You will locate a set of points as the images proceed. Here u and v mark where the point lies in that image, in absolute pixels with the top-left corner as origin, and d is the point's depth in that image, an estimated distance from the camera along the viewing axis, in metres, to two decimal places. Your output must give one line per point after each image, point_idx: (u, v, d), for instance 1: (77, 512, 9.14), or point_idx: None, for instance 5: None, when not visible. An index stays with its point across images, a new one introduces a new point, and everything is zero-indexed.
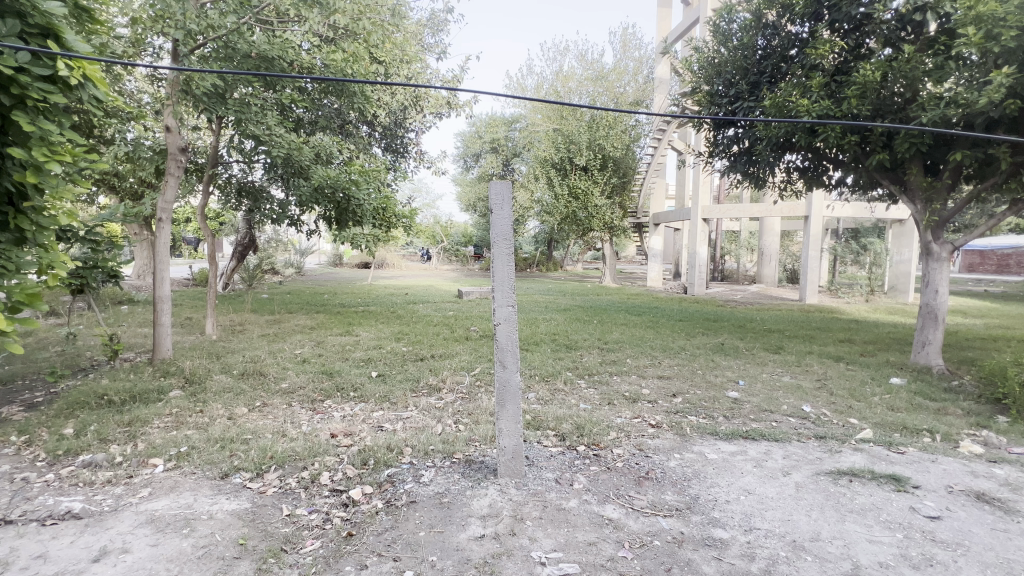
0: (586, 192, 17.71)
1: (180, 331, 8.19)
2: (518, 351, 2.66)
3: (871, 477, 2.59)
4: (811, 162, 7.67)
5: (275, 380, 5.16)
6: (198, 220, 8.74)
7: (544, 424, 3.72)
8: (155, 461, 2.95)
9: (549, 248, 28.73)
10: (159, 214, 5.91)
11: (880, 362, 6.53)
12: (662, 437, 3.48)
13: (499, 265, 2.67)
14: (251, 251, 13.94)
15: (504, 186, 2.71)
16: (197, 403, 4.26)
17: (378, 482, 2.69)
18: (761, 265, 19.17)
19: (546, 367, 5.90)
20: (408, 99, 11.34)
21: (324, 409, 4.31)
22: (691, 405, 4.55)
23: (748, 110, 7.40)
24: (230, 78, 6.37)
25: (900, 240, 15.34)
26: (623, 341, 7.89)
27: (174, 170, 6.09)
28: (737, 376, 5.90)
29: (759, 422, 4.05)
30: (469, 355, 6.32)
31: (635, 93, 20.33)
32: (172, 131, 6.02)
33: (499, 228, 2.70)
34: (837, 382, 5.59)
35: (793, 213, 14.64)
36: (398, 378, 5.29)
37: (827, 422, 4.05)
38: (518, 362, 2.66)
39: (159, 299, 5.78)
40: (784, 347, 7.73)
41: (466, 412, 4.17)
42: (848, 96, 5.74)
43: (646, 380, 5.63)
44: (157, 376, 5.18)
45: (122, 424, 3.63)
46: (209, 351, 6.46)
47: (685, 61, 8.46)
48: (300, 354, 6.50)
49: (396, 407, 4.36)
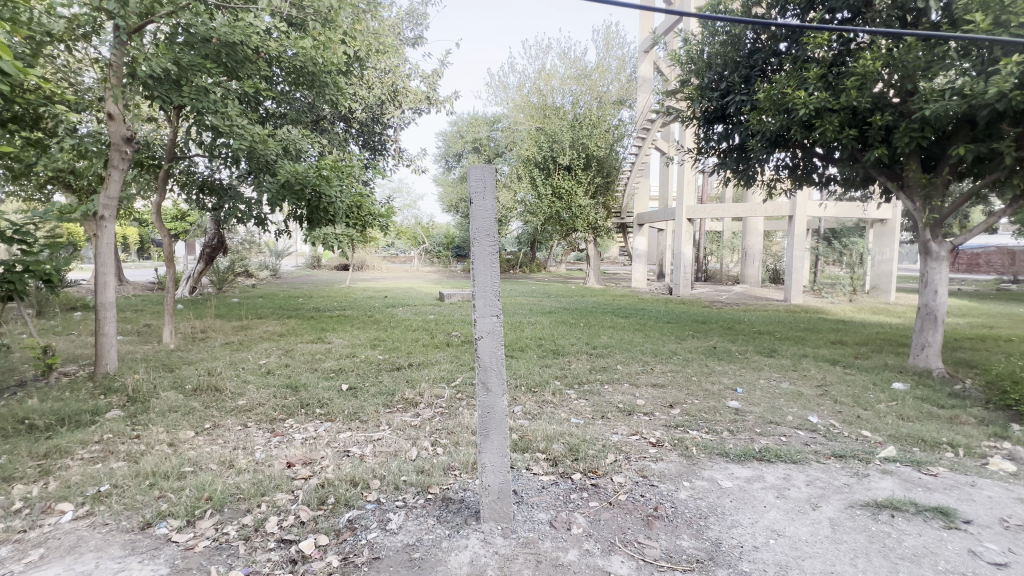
0: (570, 191, 17.43)
1: (135, 340, 7.53)
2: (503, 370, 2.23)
3: (915, 511, 2.24)
4: (803, 159, 7.45)
5: (232, 396, 4.62)
6: (153, 219, 7.56)
7: (533, 445, 3.30)
8: (63, 507, 2.45)
9: (532, 249, 28.45)
10: (102, 211, 5.30)
11: (878, 366, 6.28)
12: (667, 459, 3.10)
13: (482, 266, 2.25)
14: (219, 254, 13.26)
15: (487, 171, 2.28)
16: (134, 427, 3.71)
17: (336, 531, 2.24)
18: (744, 265, 19.17)
19: (533, 376, 5.50)
20: (386, 93, 10.89)
21: (284, 430, 3.82)
22: (690, 418, 4.19)
23: (740, 104, 7.24)
24: (184, 62, 5.82)
25: (883, 239, 15.42)
26: (612, 346, 7.53)
27: (119, 162, 5.42)
28: (734, 383, 5.59)
29: (767, 437, 3.71)
30: (449, 364, 5.87)
31: (618, 92, 20.49)
32: (115, 119, 5.30)
33: (481, 220, 2.27)
34: (839, 388, 5.30)
35: (777, 213, 14.51)
36: (371, 391, 4.80)
37: (839, 436, 3.74)
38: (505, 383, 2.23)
39: (102, 306, 5.16)
40: (778, 350, 7.47)
41: (445, 431, 3.73)
42: (846, 88, 5.52)
43: (640, 389, 5.25)
44: (97, 393, 4.61)
45: (35, 457, 3.07)
46: (163, 363, 5.89)
47: (672, 54, 8.20)
48: (265, 364, 5.95)
49: (366, 426, 3.88)
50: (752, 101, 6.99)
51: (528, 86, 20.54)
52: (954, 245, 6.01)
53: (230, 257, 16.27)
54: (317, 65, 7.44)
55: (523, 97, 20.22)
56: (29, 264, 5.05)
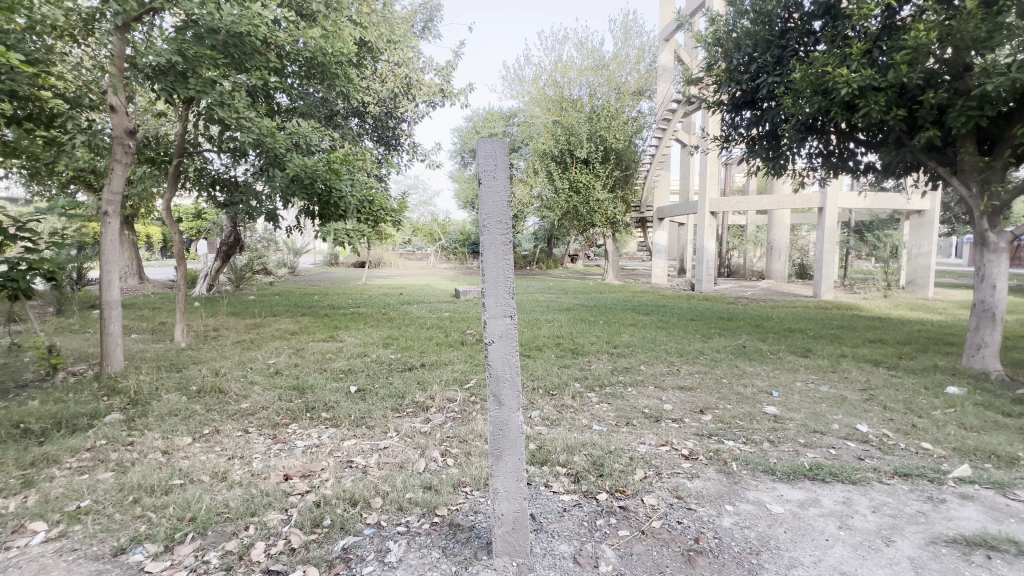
0: (588, 185, 16.98)
1: (148, 339, 7.44)
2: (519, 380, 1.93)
3: (1016, 553, 1.93)
4: (839, 145, 6.97)
5: (236, 399, 4.40)
6: (163, 216, 7.43)
7: (552, 458, 3.00)
8: (36, 525, 2.25)
9: (549, 245, 28.13)
10: (105, 207, 5.08)
11: (927, 369, 5.77)
12: (704, 476, 2.75)
13: (493, 258, 1.95)
14: (236, 252, 13.28)
15: (500, 145, 1.97)
16: (130, 432, 3.51)
17: (329, 562, 1.99)
18: (770, 260, 18.47)
19: (551, 377, 5.18)
20: (399, 85, 10.68)
21: (285, 437, 3.58)
22: (724, 426, 3.82)
23: (772, 86, 6.77)
24: (189, 52, 5.64)
25: (920, 231, 14.65)
26: (634, 344, 7.15)
27: (122, 156, 5.25)
28: (769, 386, 5.17)
29: (814, 449, 3.32)
30: (463, 364, 5.59)
31: (637, 82, 19.91)
32: (117, 110, 5.14)
33: (492, 204, 1.97)
34: (886, 392, 4.85)
35: (805, 204, 13.80)
36: (380, 394, 4.54)
37: (896, 450, 3.33)
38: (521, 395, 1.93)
39: (107, 305, 5.03)
40: (813, 350, 6.99)
41: (457, 439, 3.45)
42: (895, 63, 5.04)
43: (667, 393, 4.88)
44: (100, 395, 4.46)
45: (20, 467, 2.88)
46: (171, 363, 5.75)
47: (697, 36, 7.76)
48: (274, 364, 5.75)
49: (372, 433, 3.61)
50: (787, 83, 6.52)
51: (544, 79, 20.14)
52: (1016, 235, 5.46)
53: (247, 255, 16.33)
54: (327, 56, 7.22)
55: (539, 90, 19.86)
56: (33, 262, 4.88)
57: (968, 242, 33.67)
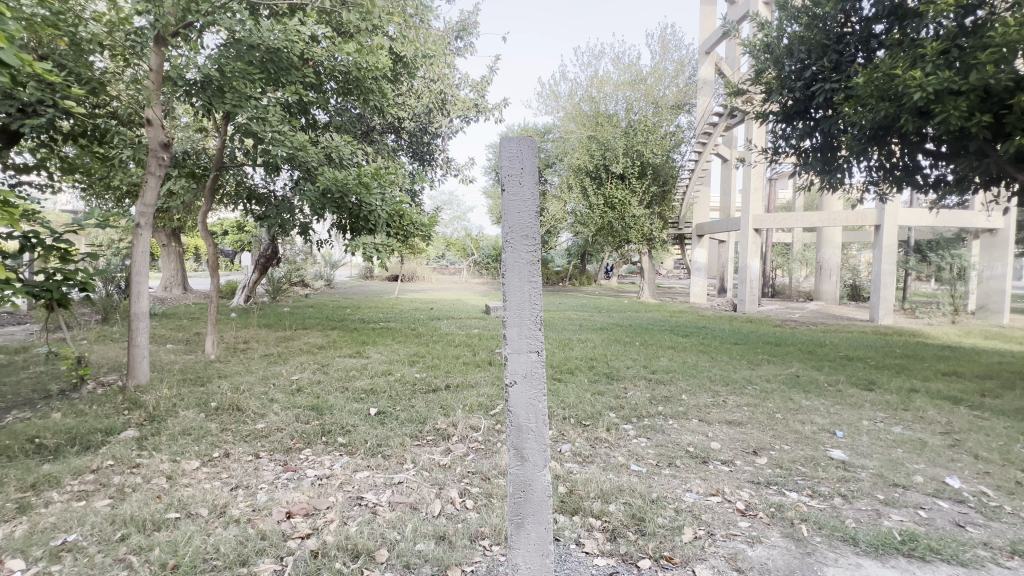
0: (623, 201, 16.53)
1: (181, 350, 7.49)
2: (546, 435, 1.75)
3: None
4: (903, 157, 6.40)
5: (252, 419, 4.22)
6: (199, 228, 7.53)
7: (584, 506, 2.64)
8: (15, 562, 2.07)
9: (582, 261, 27.70)
10: (138, 219, 5.11)
11: (1021, 412, 5.03)
12: (767, 541, 2.31)
13: (516, 279, 1.75)
14: (273, 264, 13.62)
15: (526, 144, 1.76)
16: (139, 453, 3.35)
17: None
18: (818, 280, 17.38)
19: (585, 406, 4.78)
20: (433, 101, 10.72)
21: (297, 464, 3.35)
22: (784, 473, 3.32)
23: (830, 92, 6.25)
24: (229, 68, 5.72)
25: (992, 251, 13.44)
26: (674, 370, 6.64)
27: (156, 169, 5.28)
28: (830, 424, 4.60)
29: (899, 509, 2.80)
30: (489, 387, 5.27)
31: (676, 95, 19.45)
32: (153, 124, 5.19)
33: (516, 213, 1.76)
34: (975, 438, 4.22)
35: (861, 221, 12.87)
36: (400, 417, 4.27)
37: (1003, 516, 2.79)
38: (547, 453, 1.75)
39: (136, 316, 5.04)
40: (878, 382, 6.27)
41: (479, 476, 3.13)
42: (978, 63, 4.49)
43: (713, 428, 4.38)
44: (121, 409, 4.36)
45: (20, 488, 2.75)
46: (197, 375, 5.71)
47: (744, 43, 7.34)
48: (296, 381, 5.59)
49: (388, 463, 3.32)
50: (846, 89, 6.02)
51: (579, 94, 19.98)
52: None
53: (284, 268, 16.70)
54: (363, 71, 7.20)
55: (575, 105, 19.68)
56: (68, 272, 4.88)
57: None
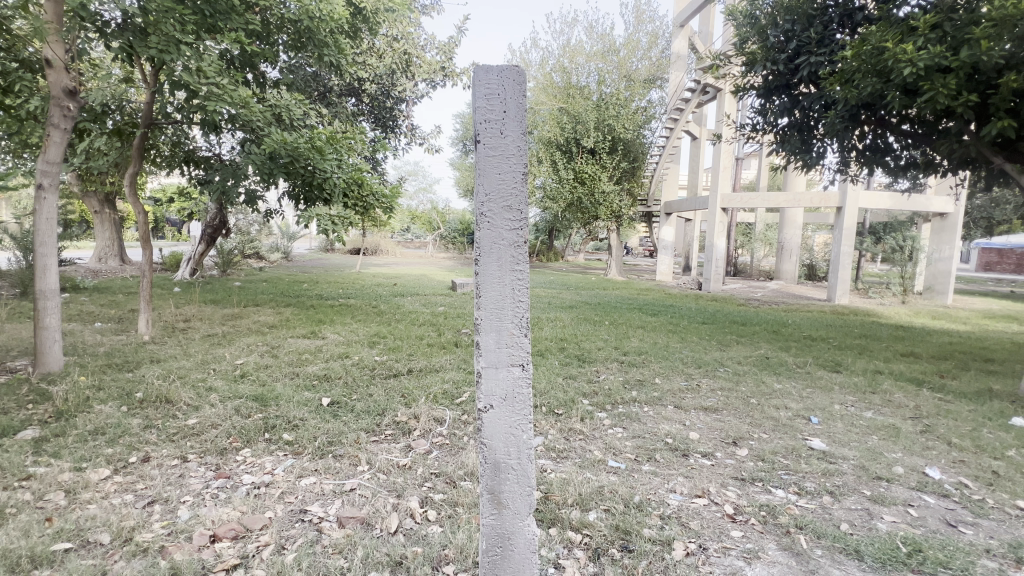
0: (593, 176, 16.24)
1: (111, 329, 6.71)
2: (527, 478, 1.67)
3: None
4: (876, 138, 6.33)
5: (183, 412, 3.70)
6: (126, 191, 6.63)
7: (563, 517, 2.36)
8: None
9: (550, 237, 27.47)
10: (40, 180, 4.35)
11: (981, 395, 5.12)
12: (765, 557, 2.12)
13: (495, 267, 1.58)
14: (221, 235, 12.69)
15: (510, 80, 1.54)
16: (35, 460, 2.81)
17: None
18: (779, 260, 17.79)
19: (558, 392, 4.49)
20: (397, 61, 9.90)
21: (231, 469, 2.90)
22: (768, 467, 3.14)
23: (815, 65, 5.99)
24: (151, 2, 4.77)
25: (941, 235, 14.00)
26: (646, 352, 6.47)
27: (60, 121, 4.47)
28: (804, 409, 4.51)
29: (890, 508, 2.67)
30: (456, 372, 4.90)
31: (648, 69, 19.07)
32: (54, 66, 4.39)
33: (496, 180, 1.57)
34: (944, 423, 4.21)
35: (824, 203, 13.05)
36: (356, 409, 3.85)
37: (991, 513, 2.71)
38: (529, 499, 1.69)
39: (42, 294, 4.36)
40: (843, 364, 6.32)
41: (443, 480, 2.78)
42: (971, 36, 4.32)
43: (690, 416, 4.20)
44: (24, 403, 3.74)
45: None
46: (125, 359, 5.07)
47: (726, 12, 6.99)
48: (240, 366, 5.04)
49: (340, 466, 2.91)
50: (832, 63, 5.77)
51: (551, 63, 19.23)
52: None
53: (235, 240, 15.61)
54: (315, 20, 6.42)
55: (546, 75, 18.95)
56: None
57: (980, 245, 32.70)
